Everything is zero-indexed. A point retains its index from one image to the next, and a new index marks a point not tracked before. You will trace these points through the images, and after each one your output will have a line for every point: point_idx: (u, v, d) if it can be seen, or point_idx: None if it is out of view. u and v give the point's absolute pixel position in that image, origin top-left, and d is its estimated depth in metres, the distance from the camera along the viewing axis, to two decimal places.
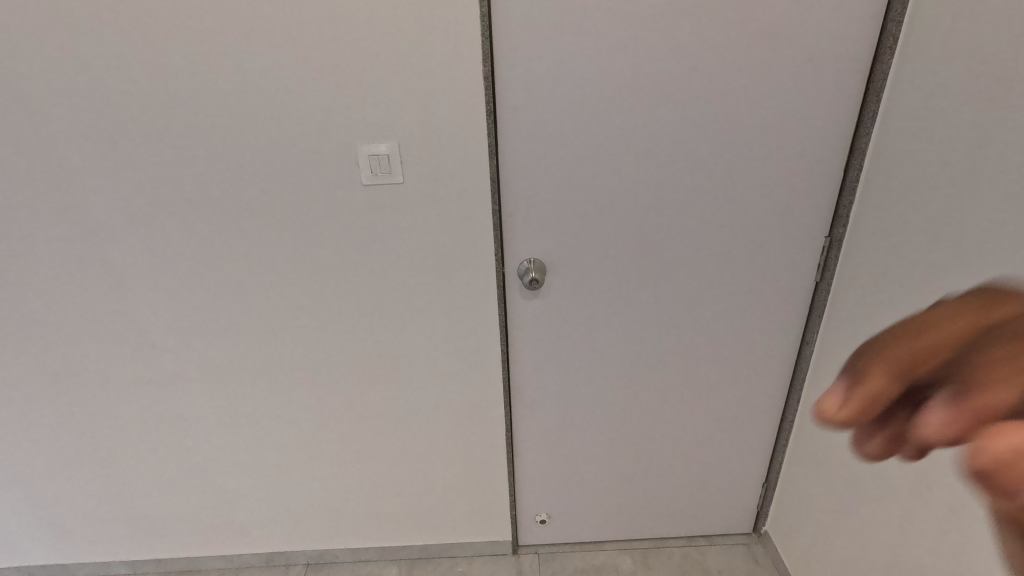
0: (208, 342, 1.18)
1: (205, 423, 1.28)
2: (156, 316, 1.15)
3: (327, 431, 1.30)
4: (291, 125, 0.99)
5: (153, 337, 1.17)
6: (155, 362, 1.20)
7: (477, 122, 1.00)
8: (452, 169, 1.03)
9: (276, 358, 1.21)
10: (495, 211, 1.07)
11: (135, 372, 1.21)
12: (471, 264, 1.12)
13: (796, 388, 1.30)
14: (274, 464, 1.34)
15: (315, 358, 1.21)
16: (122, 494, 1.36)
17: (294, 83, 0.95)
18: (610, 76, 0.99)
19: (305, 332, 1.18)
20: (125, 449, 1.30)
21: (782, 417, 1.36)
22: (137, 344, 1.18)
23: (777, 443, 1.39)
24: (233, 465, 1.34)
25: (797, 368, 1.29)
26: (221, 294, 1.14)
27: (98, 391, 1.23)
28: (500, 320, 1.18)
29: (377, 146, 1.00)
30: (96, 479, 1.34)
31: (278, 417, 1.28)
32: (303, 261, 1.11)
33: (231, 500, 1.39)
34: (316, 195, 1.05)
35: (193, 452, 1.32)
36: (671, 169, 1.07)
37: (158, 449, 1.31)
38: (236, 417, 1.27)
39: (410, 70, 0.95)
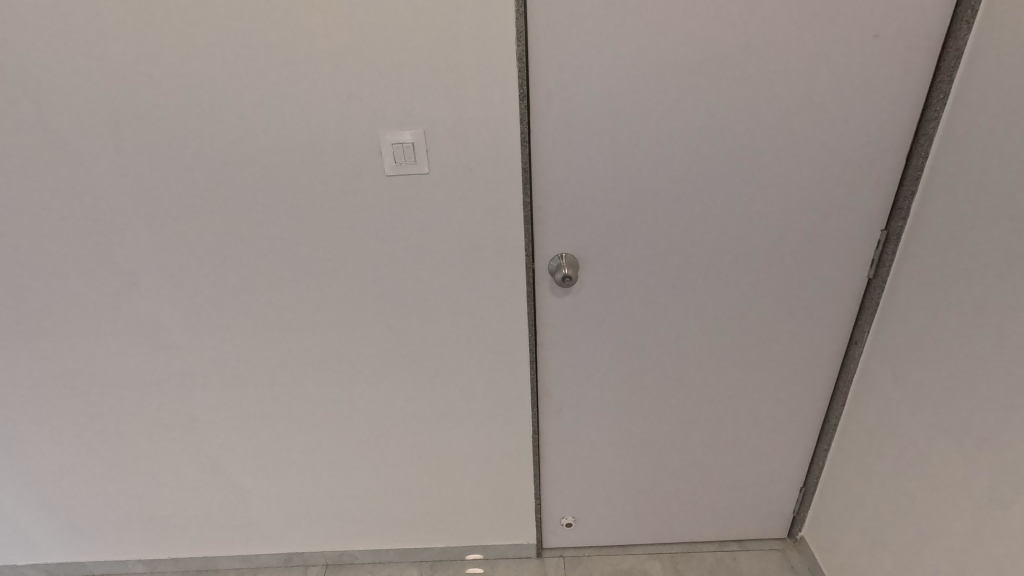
0: (224, 341, 1.14)
1: (222, 424, 1.24)
2: (170, 314, 1.10)
3: (347, 431, 1.26)
4: (309, 113, 0.92)
5: (167, 336, 1.13)
6: (169, 361, 1.16)
7: (509, 108, 0.92)
8: (481, 159, 0.96)
9: (294, 357, 1.16)
10: (526, 204, 1.00)
11: (149, 371, 1.17)
12: (500, 260, 1.05)
13: (841, 390, 1.22)
14: (292, 465, 1.30)
15: (335, 358, 1.16)
16: (137, 494, 1.33)
17: (312, 67, 0.88)
18: (656, 57, 0.90)
19: (324, 331, 1.13)
20: (140, 449, 1.27)
21: (824, 420, 1.28)
22: (151, 343, 1.13)
23: (818, 446, 1.32)
24: (250, 466, 1.30)
25: (843, 370, 1.21)
26: (237, 291, 1.08)
27: (112, 391, 1.19)
28: (529, 319, 1.12)
29: (401, 134, 0.93)
30: (111, 478, 1.31)
31: (297, 417, 1.23)
32: (323, 256, 1.05)
33: (248, 501, 1.35)
34: (335, 186, 0.98)
35: (209, 453, 1.28)
36: (718, 158, 0.99)
37: (173, 449, 1.27)
38: (253, 417, 1.23)
39: (438, 52, 0.87)
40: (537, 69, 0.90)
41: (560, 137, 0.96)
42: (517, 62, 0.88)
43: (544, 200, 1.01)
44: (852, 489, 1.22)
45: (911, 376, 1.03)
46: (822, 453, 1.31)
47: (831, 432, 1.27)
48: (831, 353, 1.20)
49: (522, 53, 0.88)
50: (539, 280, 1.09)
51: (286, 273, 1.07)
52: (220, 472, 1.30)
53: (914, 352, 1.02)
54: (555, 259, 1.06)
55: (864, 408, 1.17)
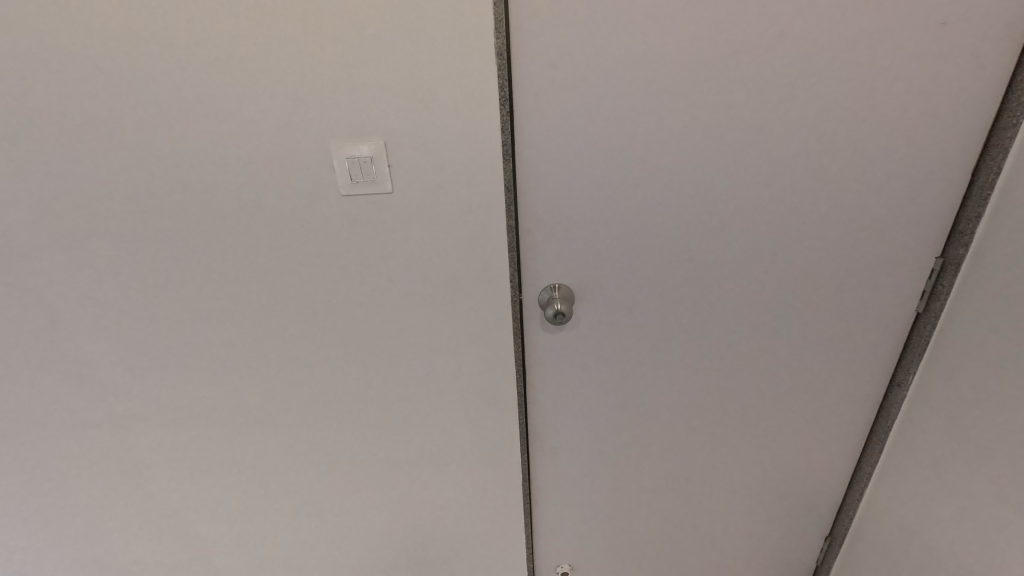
0: (161, 386, 0.97)
1: (162, 480, 1.07)
2: (92, 358, 0.93)
3: (307, 484, 1.09)
4: (245, 122, 0.75)
5: (90, 383, 0.95)
6: (96, 412, 0.98)
7: (489, 114, 0.75)
8: (456, 175, 0.79)
9: (246, 402, 1.00)
10: (512, 229, 0.84)
11: (71, 424, 0.99)
12: (482, 292, 0.89)
13: (877, 437, 1.06)
14: (246, 523, 1.13)
15: (294, 402, 1.01)
16: (61, 566, 1.13)
17: (245, 66, 0.72)
18: (669, 51, 0.73)
19: (280, 372, 0.97)
20: (62, 517, 1.07)
21: (856, 467, 1.12)
22: (72, 392, 0.96)
23: (847, 495, 1.16)
24: (198, 526, 1.12)
25: (881, 413, 1.04)
26: (174, 330, 0.92)
27: (24, 452, 1.00)
28: (517, 357, 0.96)
29: (358, 146, 0.77)
30: (27, 552, 1.10)
31: (250, 470, 1.07)
32: (273, 288, 0.89)
33: (197, 564, 1.18)
34: (283, 209, 0.82)
35: (148, 514, 1.10)
36: (739, 174, 0.83)
37: (104, 514, 1.09)
38: (199, 471, 1.06)
39: (400, 46, 0.71)
40: (521, 65, 0.74)
41: (550, 148, 0.79)
42: (497, 58, 0.72)
43: (532, 223, 0.85)
44: (887, 549, 1.07)
45: (967, 431, 0.87)
46: (851, 502, 1.15)
47: (863, 482, 1.11)
48: (866, 394, 1.03)
49: (503, 47, 0.71)
50: (527, 313, 0.93)
51: (234, 308, 0.91)
52: (168, 534, 1.13)
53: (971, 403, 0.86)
54: (545, 292, 0.90)
55: (904, 459, 1.01)
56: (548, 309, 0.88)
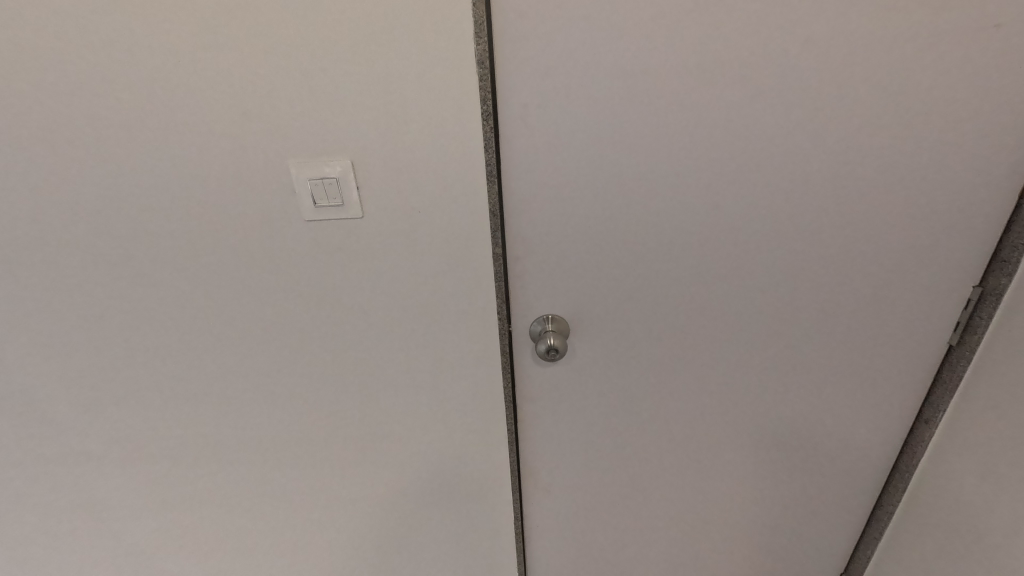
0: (116, 423, 0.89)
1: (122, 520, 0.98)
2: (38, 393, 0.85)
3: (280, 524, 1.01)
4: (195, 140, 0.67)
5: (39, 419, 0.87)
6: (47, 449, 0.90)
7: (470, 130, 0.67)
8: (435, 198, 0.70)
9: (210, 439, 0.91)
10: (499, 257, 0.75)
11: (20, 462, 0.91)
12: (467, 324, 0.81)
13: (899, 476, 0.97)
14: (215, 563, 1.05)
15: (264, 441, 0.92)
16: None
17: (193, 77, 0.63)
18: (673, 58, 0.65)
19: (248, 409, 0.89)
20: (15, 556, 0.99)
21: (874, 506, 1.03)
22: (19, 428, 0.88)
23: (863, 535, 1.07)
24: (163, 566, 1.04)
25: (904, 451, 0.95)
26: (128, 366, 0.84)
27: None
28: (506, 392, 0.88)
29: (321, 166, 0.68)
30: None
31: (217, 509, 0.98)
32: (236, 321, 0.81)
33: None
34: (241, 235, 0.73)
35: (108, 555, 1.02)
36: (754, 194, 0.73)
37: (60, 554, 1.00)
38: (162, 510, 0.98)
39: (367, 53, 0.62)
40: (505, 74, 0.65)
41: (540, 166, 0.70)
42: (479, 67, 0.63)
43: (521, 249, 0.76)
44: None
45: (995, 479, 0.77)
46: (868, 543, 1.06)
47: (885, 523, 1.02)
48: (889, 430, 0.94)
49: (485, 54, 0.62)
50: (517, 346, 0.84)
51: (193, 343, 0.82)
52: None
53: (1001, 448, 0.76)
54: (536, 323, 0.82)
55: (929, 503, 0.92)
56: (539, 344, 0.79)
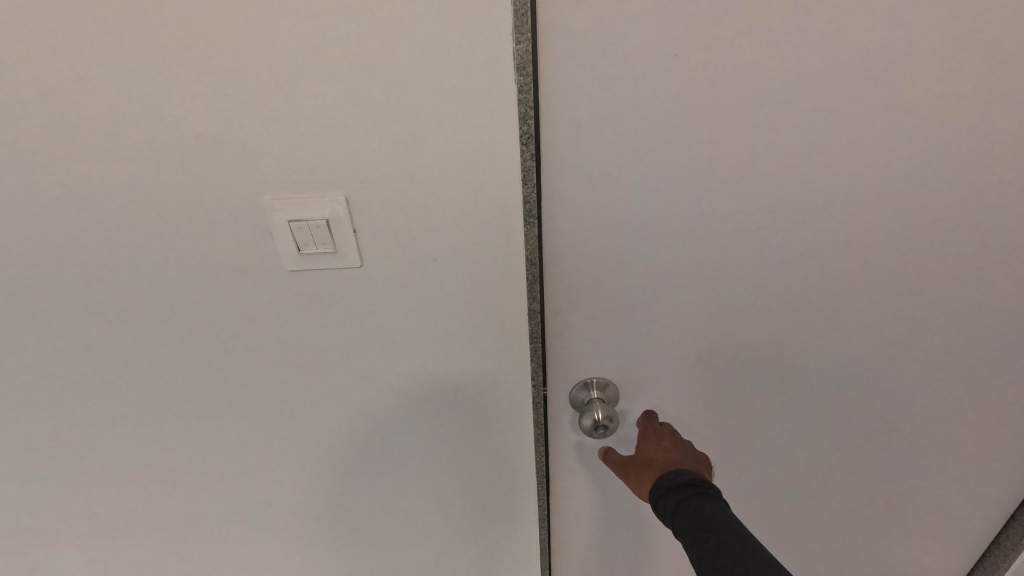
0: (72, 501, 0.74)
1: None
2: None
3: None
4: (143, 170, 0.51)
5: None
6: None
7: (505, 157, 0.51)
8: (457, 241, 0.55)
9: (185, 516, 0.77)
10: (536, 315, 0.59)
11: None
12: (492, 389, 0.66)
13: (1001, 554, 0.82)
14: None
15: (249, 516, 0.77)
16: None
17: (135, 90, 0.47)
18: (778, 64, 0.48)
19: (226, 484, 0.74)
20: None
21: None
22: None
23: None
24: None
25: (1010, 528, 0.80)
26: (79, 439, 0.69)
27: None
28: (538, 464, 0.72)
29: (307, 205, 0.52)
30: None
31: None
32: (208, 386, 0.65)
33: None
34: (209, 288, 0.58)
35: None
36: (869, 243, 0.56)
37: None
38: None
39: (367, 56, 0.46)
40: (552, 82, 0.48)
41: (591, 204, 0.54)
42: (517, 74, 0.46)
43: (563, 303, 0.60)
44: None
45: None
46: None
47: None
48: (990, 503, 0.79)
49: (527, 56, 0.45)
50: (553, 413, 0.69)
51: (154, 411, 0.67)
52: None
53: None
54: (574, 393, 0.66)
55: None
56: (582, 421, 0.63)
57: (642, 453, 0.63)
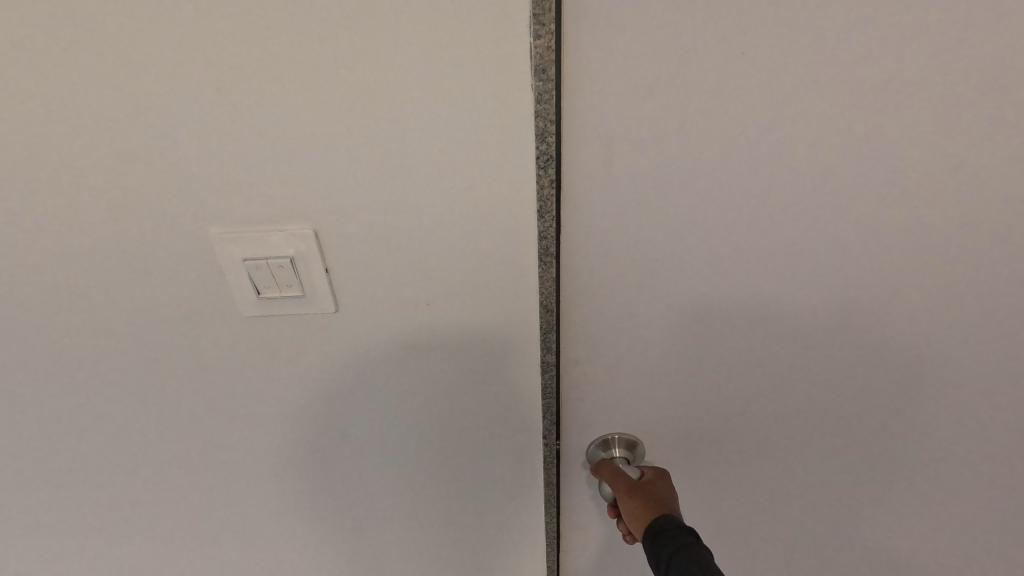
0: None
1: None
2: None
3: None
4: (49, 198, 0.40)
5: None
6: None
7: (515, 184, 0.40)
8: (454, 283, 0.44)
9: None
10: (550, 368, 0.48)
11: None
12: (495, 445, 0.56)
13: None
14: None
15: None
16: None
17: (36, 96, 0.36)
18: (871, 65, 0.37)
19: (177, 563, 0.62)
20: None
21: None
22: None
23: None
24: None
25: None
26: None
27: None
28: (545, 525, 0.62)
29: (265, 238, 0.41)
30: None
31: None
32: (149, 454, 0.54)
33: None
34: (144, 340, 0.47)
35: None
36: (981, 296, 0.44)
37: None
38: None
39: (334, 58, 0.35)
40: (575, 87, 0.37)
41: (617, 250, 0.44)
42: (536, 78, 0.35)
43: (582, 354, 0.49)
44: None
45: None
46: None
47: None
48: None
49: (550, 55, 0.34)
50: (567, 475, 0.58)
51: (84, 485, 0.55)
52: None
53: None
54: (608, 446, 0.54)
55: None
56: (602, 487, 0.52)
57: (656, 482, 0.49)
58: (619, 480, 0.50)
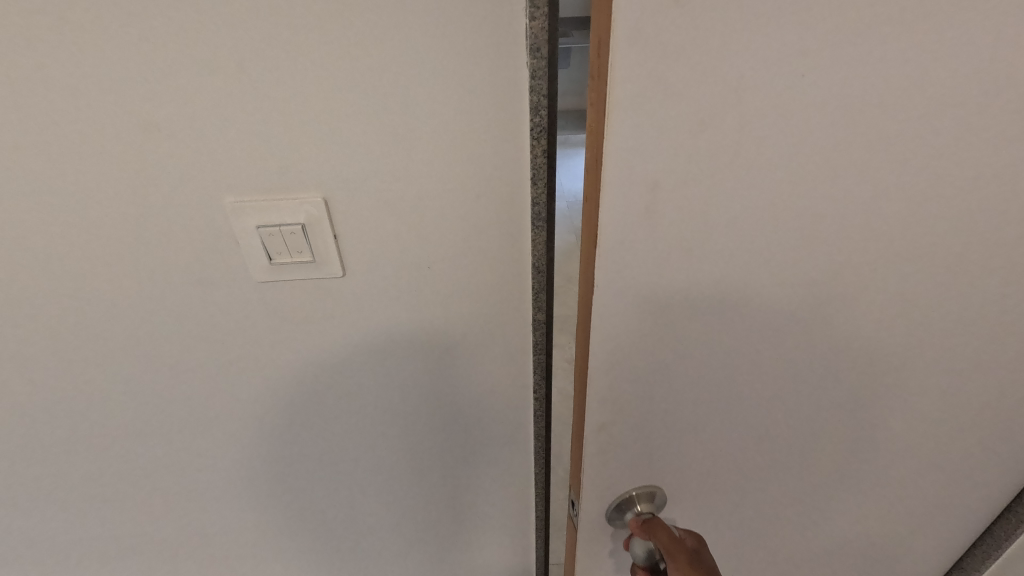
0: None
1: None
2: None
3: None
4: (73, 172, 0.42)
5: None
6: None
7: (511, 155, 0.43)
8: (454, 249, 0.48)
9: (124, 554, 0.67)
10: (541, 325, 0.53)
11: None
12: (491, 406, 0.60)
13: None
14: None
15: (215, 555, 0.69)
16: None
17: (66, 81, 0.39)
18: (915, 99, 0.35)
19: (187, 524, 0.66)
20: None
21: None
22: None
23: None
24: None
25: None
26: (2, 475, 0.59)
27: None
28: (535, 476, 0.68)
29: (278, 207, 0.44)
30: None
31: None
32: (164, 419, 0.57)
33: None
34: (162, 310, 0.49)
35: None
36: (984, 304, 0.45)
37: None
38: None
39: (346, 49, 0.39)
40: (620, 127, 0.34)
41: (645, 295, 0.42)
42: (531, 56, 0.38)
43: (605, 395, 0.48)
44: None
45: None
46: None
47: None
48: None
49: (543, 36, 0.38)
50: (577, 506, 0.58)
51: (99, 450, 0.58)
52: None
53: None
54: (640, 501, 0.56)
55: None
56: (635, 548, 0.54)
57: (698, 549, 0.53)
58: (666, 540, 0.53)
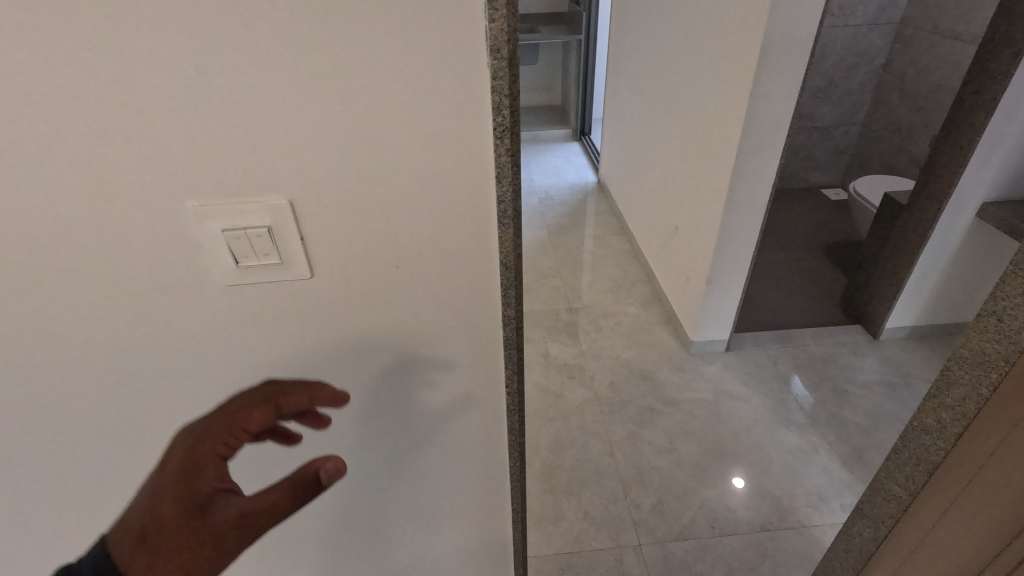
0: None
1: None
2: None
3: None
4: (26, 179, 0.41)
5: None
6: None
7: (476, 156, 0.44)
8: (421, 248, 0.48)
9: None
10: (511, 321, 0.54)
11: None
12: (466, 402, 0.61)
13: (906, 526, 0.87)
14: None
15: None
16: None
17: (17, 86, 0.38)
18: None
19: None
20: None
21: (881, 553, 0.92)
22: None
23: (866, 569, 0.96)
24: None
25: (912, 500, 0.85)
26: None
27: None
28: (513, 471, 0.68)
29: (243, 210, 0.44)
30: None
31: None
32: (130, 427, 0.56)
33: None
34: (124, 315, 0.48)
35: None
36: None
37: None
38: None
39: (307, 52, 0.39)
40: None
41: None
42: (491, 57, 0.39)
43: None
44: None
45: (1008, 506, 0.70)
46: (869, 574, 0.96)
47: (859, 523, 0.97)
48: (955, 500, 0.78)
49: (503, 37, 0.39)
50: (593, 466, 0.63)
51: (62, 460, 0.57)
52: None
53: (1009, 465, 0.70)
54: None
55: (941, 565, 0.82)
56: None
57: None
58: None
